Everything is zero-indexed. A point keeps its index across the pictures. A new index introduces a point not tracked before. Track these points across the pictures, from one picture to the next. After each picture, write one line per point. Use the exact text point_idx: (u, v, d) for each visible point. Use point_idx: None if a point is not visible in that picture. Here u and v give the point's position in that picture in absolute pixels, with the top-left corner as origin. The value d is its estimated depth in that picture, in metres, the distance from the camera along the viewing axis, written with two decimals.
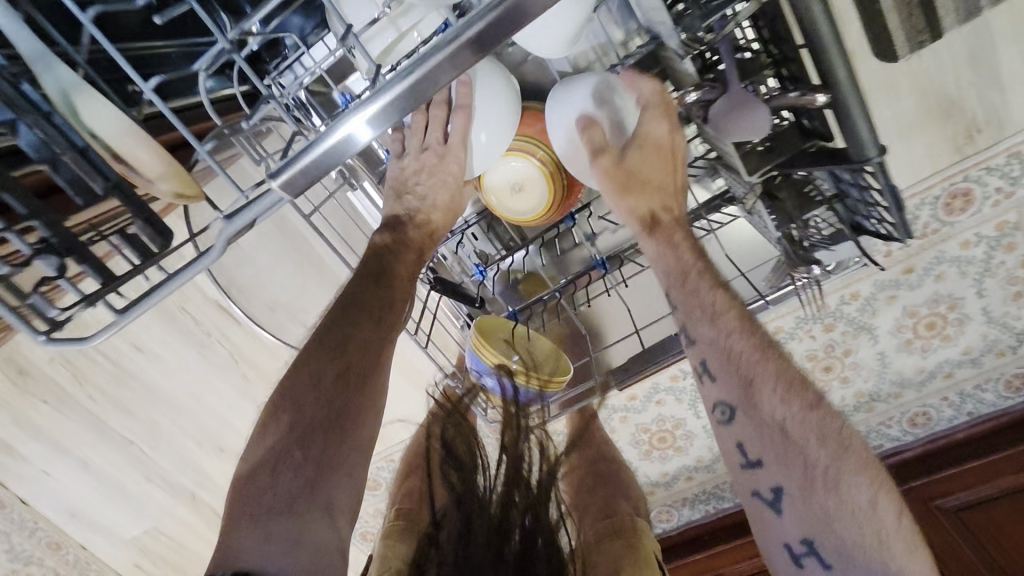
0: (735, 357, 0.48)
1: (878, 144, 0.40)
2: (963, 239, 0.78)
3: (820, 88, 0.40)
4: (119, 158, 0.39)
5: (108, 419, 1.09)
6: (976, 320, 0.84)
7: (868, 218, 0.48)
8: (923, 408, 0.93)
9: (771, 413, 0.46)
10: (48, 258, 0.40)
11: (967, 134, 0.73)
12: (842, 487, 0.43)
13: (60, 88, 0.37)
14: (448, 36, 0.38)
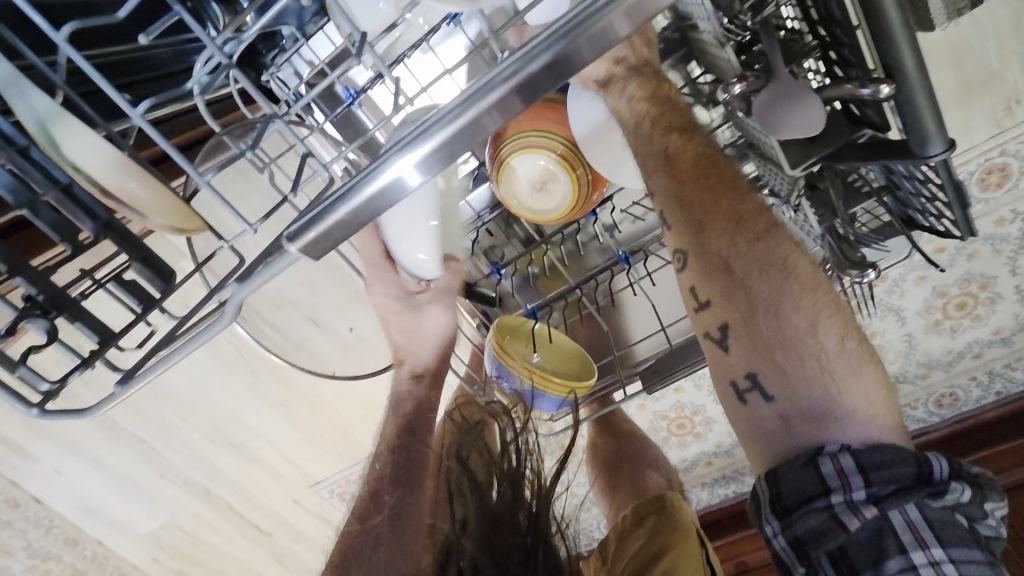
0: (684, 198, 0.45)
1: (947, 136, 0.36)
2: (999, 216, 0.75)
3: (883, 78, 0.35)
4: (108, 192, 0.35)
5: (118, 418, 1.08)
6: (1008, 299, 0.81)
7: (922, 212, 0.45)
8: (949, 388, 0.91)
9: (717, 249, 0.44)
10: (35, 317, 0.38)
11: (1008, 105, 0.69)
12: (783, 315, 0.42)
13: (37, 118, 0.33)
14: (503, 69, 0.32)
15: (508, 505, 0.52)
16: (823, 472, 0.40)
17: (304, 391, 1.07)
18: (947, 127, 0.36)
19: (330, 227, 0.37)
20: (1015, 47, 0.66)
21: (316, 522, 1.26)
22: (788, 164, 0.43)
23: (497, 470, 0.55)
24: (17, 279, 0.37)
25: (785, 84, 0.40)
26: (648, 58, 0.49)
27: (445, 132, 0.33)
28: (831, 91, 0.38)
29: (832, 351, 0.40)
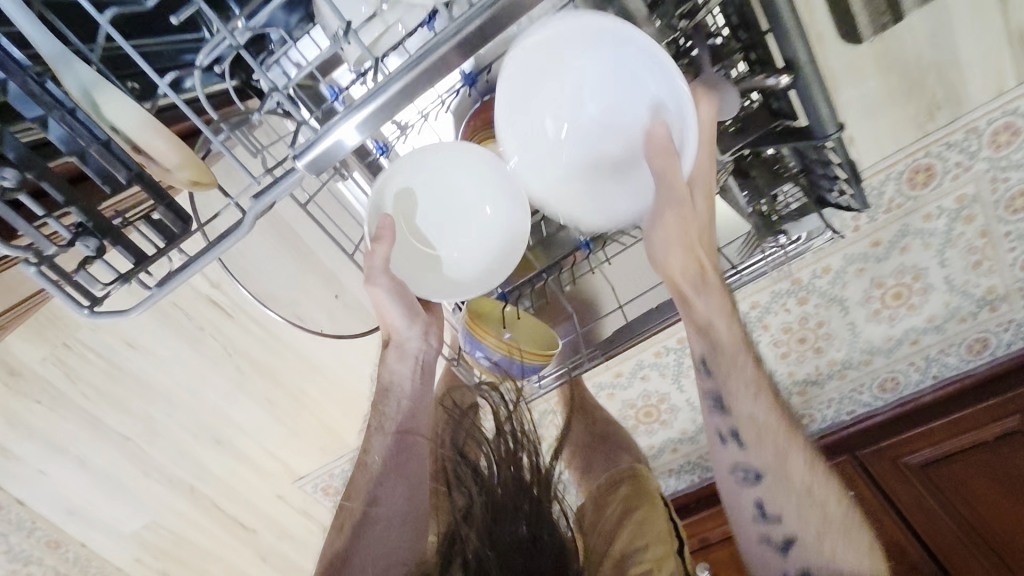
0: (766, 429, 0.55)
1: (836, 119, 0.45)
2: (926, 212, 0.83)
3: (783, 71, 0.44)
4: (140, 149, 0.40)
5: (104, 415, 1.10)
6: (939, 288, 0.90)
7: (831, 191, 0.54)
8: (891, 373, 0.99)
9: (796, 480, 0.54)
10: (88, 239, 0.41)
11: (929, 112, 0.77)
12: (833, 520, 0.53)
13: (83, 88, 0.38)
14: (449, 30, 0.42)
15: (510, 493, 0.59)
16: None
17: (288, 386, 1.08)
18: (835, 114, 0.46)
19: (317, 157, 0.46)
20: (932, 60, 0.74)
21: (298, 518, 1.29)
22: (721, 150, 0.54)
23: (498, 461, 0.62)
24: (71, 209, 0.40)
25: (711, 77, 0.49)
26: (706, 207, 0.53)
27: (401, 83, 0.43)
28: (747, 81, 0.48)
29: (860, 547, 0.52)
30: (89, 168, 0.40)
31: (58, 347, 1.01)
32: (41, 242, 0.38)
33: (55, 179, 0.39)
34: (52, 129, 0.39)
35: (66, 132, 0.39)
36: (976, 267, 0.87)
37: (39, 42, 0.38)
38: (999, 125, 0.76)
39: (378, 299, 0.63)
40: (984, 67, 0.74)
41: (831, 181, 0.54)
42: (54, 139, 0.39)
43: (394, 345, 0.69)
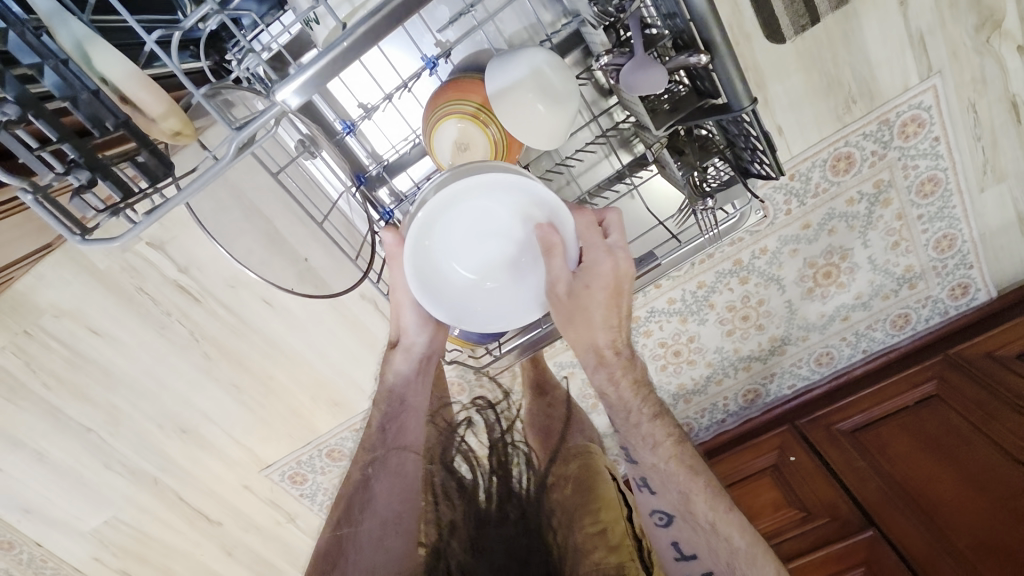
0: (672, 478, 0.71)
1: (749, 96, 0.53)
2: (849, 196, 0.92)
3: (702, 51, 0.52)
4: (127, 100, 0.47)
5: (65, 406, 1.09)
6: (863, 268, 0.99)
7: (753, 162, 0.62)
8: (826, 348, 1.07)
9: (704, 518, 0.69)
10: (80, 172, 0.45)
11: (846, 105, 0.86)
12: (727, 534, 0.69)
13: (76, 41, 0.44)
14: None
15: (499, 510, 0.62)
16: None
17: (257, 373, 1.10)
18: (749, 90, 0.54)
19: (287, 96, 0.49)
20: (846, 59, 0.83)
21: (266, 508, 1.29)
22: (656, 125, 0.59)
23: (487, 474, 0.65)
24: (64, 145, 0.44)
25: (641, 56, 0.55)
26: (618, 277, 0.65)
27: (366, 26, 0.47)
28: (672, 62, 0.54)
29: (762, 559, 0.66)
30: (79, 112, 0.45)
31: (19, 335, 1.01)
32: (39, 170, 0.43)
33: (52, 119, 0.43)
34: (47, 76, 0.44)
35: (60, 79, 0.45)
36: (894, 248, 0.97)
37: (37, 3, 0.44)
38: (907, 116, 0.86)
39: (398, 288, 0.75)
40: (891, 65, 0.83)
41: (752, 154, 0.61)
42: (49, 85, 0.44)
43: (402, 347, 0.78)
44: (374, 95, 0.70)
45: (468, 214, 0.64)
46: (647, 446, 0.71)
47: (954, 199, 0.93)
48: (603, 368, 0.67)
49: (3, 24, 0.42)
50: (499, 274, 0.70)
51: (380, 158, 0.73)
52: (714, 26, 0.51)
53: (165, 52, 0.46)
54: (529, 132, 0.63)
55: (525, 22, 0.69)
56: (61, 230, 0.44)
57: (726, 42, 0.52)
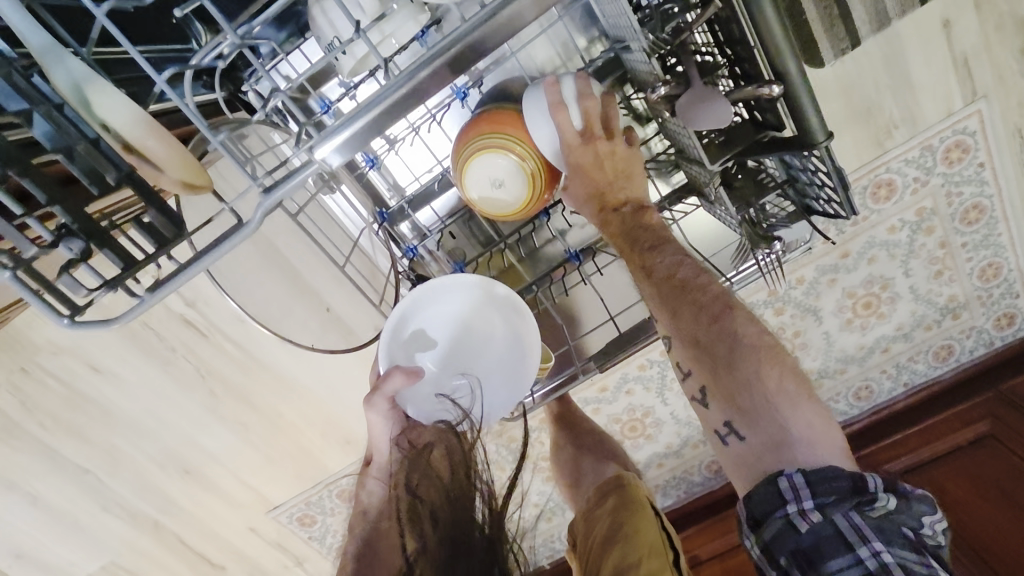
0: (663, 295, 0.55)
1: (825, 129, 0.49)
2: (890, 225, 0.88)
3: (773, 81, 0.47)
4: (131, 147, 0.41)
5: (62, 447, 1.03)
6: (905, 297, 0.94)
7: (817, 199, 0.58)
8: (865, 382, 1.02)
9: (693, 335, 0.53)
10: (73, 241, 0.41)
11: (887, 131, 0.82)
12: (744, 374, 0.49)
13: (73, 82, 0.39)
14: (484, 15, 0.43)
15: (461, 541, 0.51)
16: (779, 487, 0.46)
17: (265, 411, 1.04)
18: (826, 123, 0.49)
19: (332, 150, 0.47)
20: (887, 84, 0.80)
21: (272, 551, 1.22)
22: (709, 161, 0.54)
23: (452, 496, 0.53)
24: (54, 208, 0.40)
25: (701, 88, 0.51)
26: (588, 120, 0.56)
27: (432, 68, 0.45)
28: (737, 92, 0.50)
29: (780, 398, 0.48)
30: (72, 166, 0.41)
31: (14, 373, 0.96)
32: (22, 242, 0.39)
33: (39, 177, 0.39)
34: (37, 124, 0.40)
35: (51, 129, 0.41)
36: (937, 276, 0.93)
37: (28, 36, 0.38)
38: (950, 142, 0.83)
39: (372, 421, 0.64)
40: (933, 89, 0.80)
41: (818, 190, 0.57)
42: (39, 135, 0.41)
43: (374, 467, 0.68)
44: (400, 126, 0.65)
45: (435, 321, 0.66)
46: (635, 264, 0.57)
47: (1001, 225, 0.89)
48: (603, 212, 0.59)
49: None
50: (473, 362, 0.67)
51: (403, 190, 0.68)
52: (790, 52, 0.47)
53: (173, 91, 0.40)
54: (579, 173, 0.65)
55: (560, 46, 0.64)
56: (46, 312, 0.39)
57: (800, 72, 0.48)
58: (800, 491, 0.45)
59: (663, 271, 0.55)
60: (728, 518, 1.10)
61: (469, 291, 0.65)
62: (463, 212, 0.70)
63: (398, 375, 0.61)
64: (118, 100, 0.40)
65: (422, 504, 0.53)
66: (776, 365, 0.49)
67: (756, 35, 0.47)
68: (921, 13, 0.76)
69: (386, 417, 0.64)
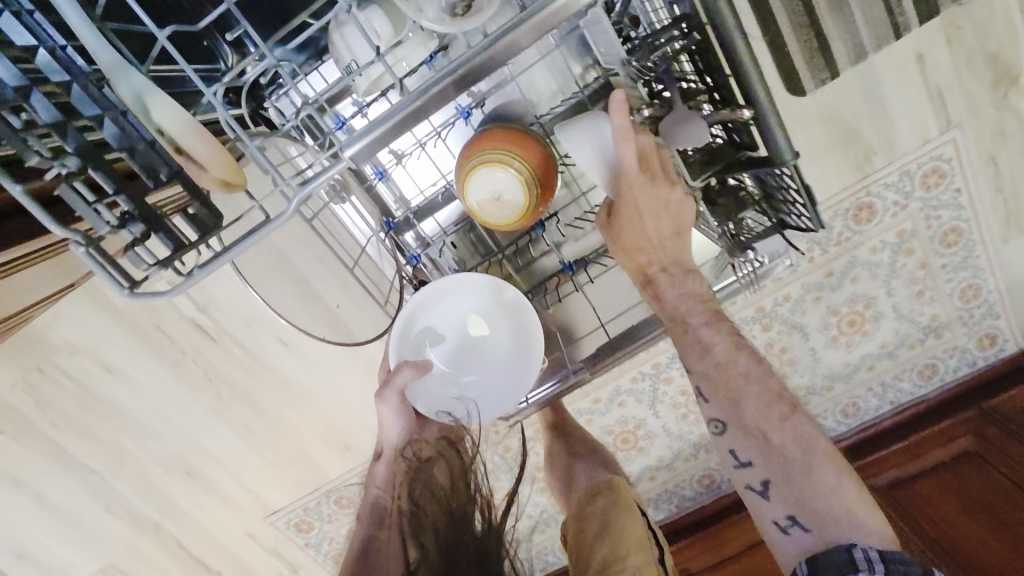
0: (725, 376, 0.58)
1: (792, 151, 0.53)
2: (872, 245, 0.92)
3: (745, 106, 0.52)
4: (181, 150, 0.45)
5: (71, 446, 1.07)
6: (888, 316, 0.98)
7: (791, 215, 0.61)
8: (851, 399, 1.04)
9: (758, 426, 0.55)
10: (133, 225, 0.46)
11: (867, 156, 0.87)
12: (815, 471, 0.52)
13: (135, 92, 0.44)
14: (489, 42, 0.48)
15: (461, 543, 0.53)
16: (853, 558, 0.48)
17: (269, 415, 1.07)
18: (793, 144, 0.53)
19: (362, 148, 0.52)
20: (865, 112, 0.85)
21: (269, 557, 1.21)
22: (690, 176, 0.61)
23: (453, 506, 0.56)
24: (119, 197, 0.44)
25: (682, 111, 0.56)
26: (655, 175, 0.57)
27: (442, 85, 0.50)
28: (714, 116, 0.54)
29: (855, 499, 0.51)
30: (134, 163, 0.46)
31: (30, 372, 1.00)
32: (94, 223, 0.43)
33: (108, 170, 0.44)
34: (106, 128, 0.46)
35: (119, 131, 0.46)
36: (919, 296, 0.96)
37: (100, 53, 0.44)
38: (927, 167, 0.87)
39: (384, 416, 0.71)
40: (910, 118, 0.85)
41: (792, 207, 0.61)
42: (108, 137, 0.46)
43: (385, 459, 0.73)
44: (407, 143, 0.69)
45: (444, 321, 0.71)
46: (697, 351, 0.60)
47: (978, 248, 0.92)
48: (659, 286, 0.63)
49: (69, 78, 0.44)
50: (479, 363, 0.72)
51: (408, 203, 0.72)
52: (756, 81, 0.51)
53: (216, 98, 0.45)
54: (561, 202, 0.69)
55: (557, 72, 0.67)
56: (110, 282, 0.42)
57: (770, 99, 0.52)
58: (875, 566, 0.47)
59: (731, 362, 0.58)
60: (719, 534, 1.11)
61: (477, 296, 0.69)
62: (464, 225, 0.74)
63: (405, 371, 0.67)
64: (172, 107, 0.45)
65: (424, 512, 0.56)
66: (808, 423, 0.54)
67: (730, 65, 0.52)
68: (896, 47, 0.81)
69: (397, 412, 0.70)
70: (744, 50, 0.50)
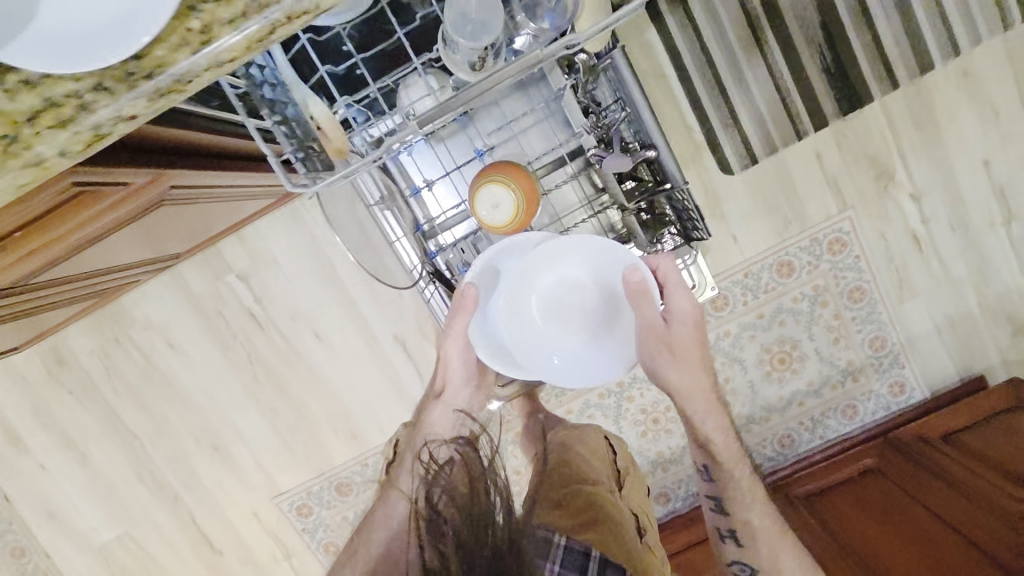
0: (758, 530, 0.84)
1: (681, 175, 0.83)
2: (793, 295, 1.16)
3: (652, 146, 0.82)
4: (319, 125, 0.60)
5: (123, 411, 1.25)
6: (812, 358, 1.19)
7: (694, 227, 0.89)
8: (786, 431, 1.21)
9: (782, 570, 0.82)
10: (298, 156, 0.61)
11: (785, 224, 1.13)
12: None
13: (300, 95, 0.59)
14: (517, 61, 0.57)
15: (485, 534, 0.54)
16: None
17: (294, 400, 1.24)
18: (683, 171, 0.84)
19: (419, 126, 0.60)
20: (782, 192, 1.12)
21: (267, 540, 1.30)
22: (626, 201, 0.86)
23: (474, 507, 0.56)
24: (290, 143, 0.61)
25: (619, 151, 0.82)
26: (700, 327, 0.83)
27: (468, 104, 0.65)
28: (636, 155, 0.82)
29: None
30: (299, 128, 0.60)
31: (108, 341, 1.22)
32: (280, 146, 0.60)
33: (289, 128, 0.61)
34: (290, 108, 0.60)
35: (294, 111, 0.60)
36: (836, 342, 1.18)
37: (280, 66, 0.58)
38: (832, 237, 1.13)
39: (449, 356, 0.87)
40: (815, 199, 1.12)
41: (694, 221, 0.89)
42: (289, 113, 0.60)
43: (444, 400, 0.89)
44: (436, 172, 0.94)
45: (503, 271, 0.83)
46: (746, 501, 0.86)
47: (879, 306, 1.16)
48: (702, 415, 0.85)
49: (273, 79, 0.59)
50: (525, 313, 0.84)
51: (432, 217, 0.95)
52: (657, 131, 0.82)
53: (334, 95, 0.63)
54: (521, 328, 0.81)
55: (547, 136, 0.92)
56: (285, 178, 0.55)
57: (666, 142, 0.83)
58: None
59: (771, 518, 0.85)
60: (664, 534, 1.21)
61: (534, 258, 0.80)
62: (473, 236, 0.97)
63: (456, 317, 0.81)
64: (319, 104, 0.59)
65: (444, 520, 0.55)
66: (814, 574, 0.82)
67: (639, 123, 0.83)
68: (797, 146, 1.11)
69: (460, 355, 0.87)
70: (649, 112, 0.82)
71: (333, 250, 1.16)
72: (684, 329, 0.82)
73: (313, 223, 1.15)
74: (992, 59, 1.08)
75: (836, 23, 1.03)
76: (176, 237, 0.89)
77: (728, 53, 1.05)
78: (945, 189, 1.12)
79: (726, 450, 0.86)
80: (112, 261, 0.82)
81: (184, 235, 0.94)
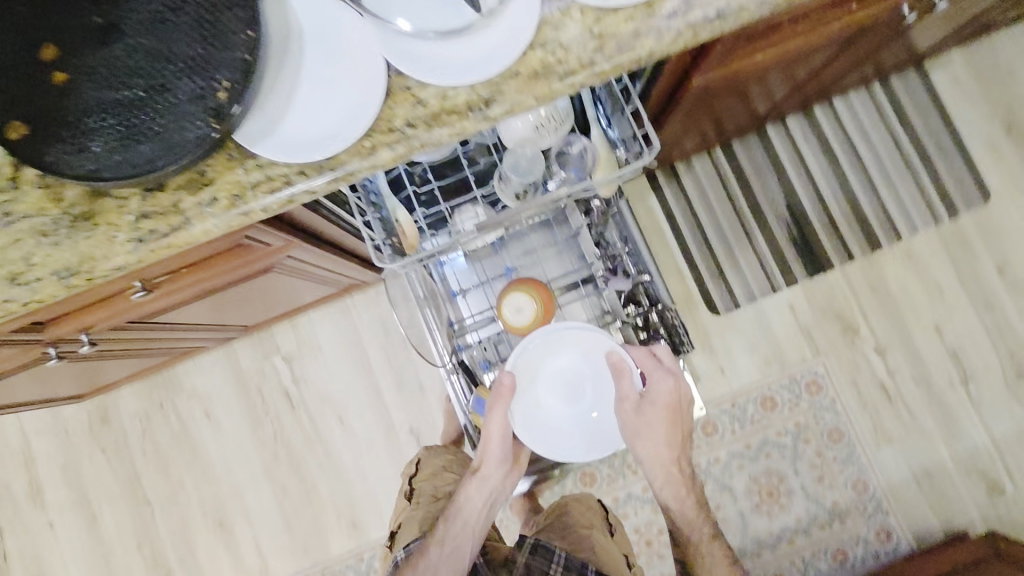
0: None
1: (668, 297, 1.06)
2: (777, 430, 1.27)
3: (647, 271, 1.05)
4: (400, 223, 0.81)
5: (144, 475, 1.32)
6: (798, 494, 1.25)
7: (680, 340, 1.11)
8: (778, 569, 1.23)
9: None
10: (384, 244, 0.82)
11: (767, 363, 1.29)
12: None
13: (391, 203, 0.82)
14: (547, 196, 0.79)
15: None
16: None
17: (307, 483, 1.32)
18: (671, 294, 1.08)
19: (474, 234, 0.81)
20: (763, 335, 1.30)
21: None
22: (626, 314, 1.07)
23: None
24: (379, 235, 0.82)
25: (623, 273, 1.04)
26: (679, 404, 0.93)
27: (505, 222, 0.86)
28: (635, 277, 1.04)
29: None
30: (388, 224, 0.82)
31: (152, 406, 1.34)
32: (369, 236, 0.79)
33: (383, 223, 0.82)
34: (384, 211, 0.83)
35: (387, 213, 0.83)
36: (820, 480, 1.26)
37: (380, 183, 0.81)
38: (808, 379, 1.29)
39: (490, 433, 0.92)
40: (792, 344, 1.30)
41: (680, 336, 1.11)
42: (384, 214, 0.83)
43: (480, 475, 0.92)
44: (471, 282, 1.15)
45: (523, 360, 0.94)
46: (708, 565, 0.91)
47: (858, 449, 1.26)
48: (681, 485, 0.94)
49: (377, 191, 0.82)
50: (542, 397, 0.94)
51: (464, 318, 1.13)
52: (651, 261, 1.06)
53: (418, 207, 0.86)
54: (517, 401, 0.93)
55: (565, 262, 1.13)
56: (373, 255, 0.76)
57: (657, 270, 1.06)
58: None
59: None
60: None
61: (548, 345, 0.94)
62: (498, 337, 1.13)
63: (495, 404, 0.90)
64: (404, 212, 0.83)
65: None
66: None
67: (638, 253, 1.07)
68: (775, 297, 1.31)
69: (500, 433, 0.92)
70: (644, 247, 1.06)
71: (371, 344, 1.33)
72: (664, 407, 0.92)
73: (359, 317, 1.34)
74: (932, 246, 1.32)
75: (800, 207, 1.32)
76: (242, 308, 1.02)
77: (714, 219, 1.32)
78: (904, 347, 1.30)
79: (683, 517, 0.94)
80: (182, 320, 0.93)
81: (247, 310, 1.07)
